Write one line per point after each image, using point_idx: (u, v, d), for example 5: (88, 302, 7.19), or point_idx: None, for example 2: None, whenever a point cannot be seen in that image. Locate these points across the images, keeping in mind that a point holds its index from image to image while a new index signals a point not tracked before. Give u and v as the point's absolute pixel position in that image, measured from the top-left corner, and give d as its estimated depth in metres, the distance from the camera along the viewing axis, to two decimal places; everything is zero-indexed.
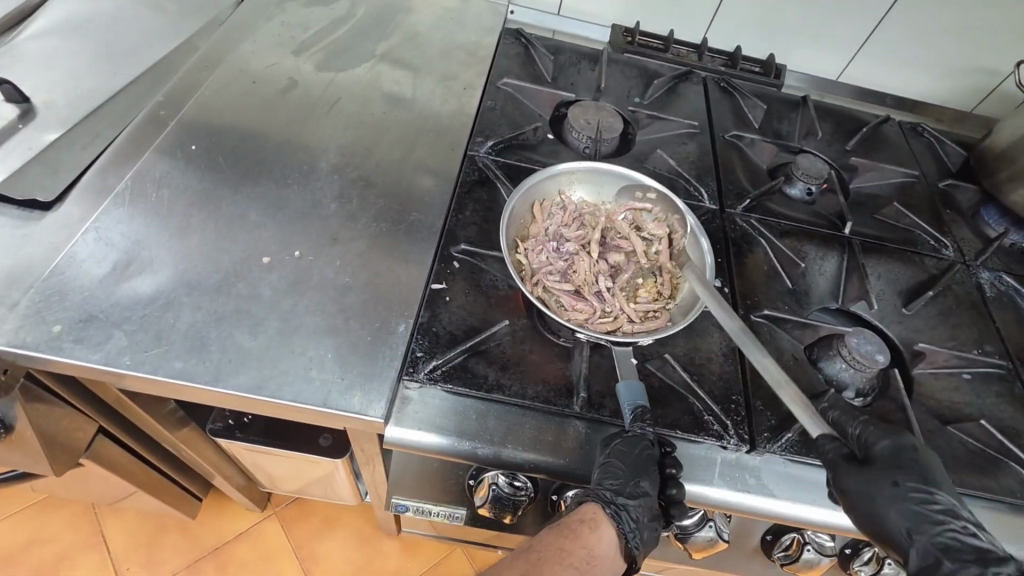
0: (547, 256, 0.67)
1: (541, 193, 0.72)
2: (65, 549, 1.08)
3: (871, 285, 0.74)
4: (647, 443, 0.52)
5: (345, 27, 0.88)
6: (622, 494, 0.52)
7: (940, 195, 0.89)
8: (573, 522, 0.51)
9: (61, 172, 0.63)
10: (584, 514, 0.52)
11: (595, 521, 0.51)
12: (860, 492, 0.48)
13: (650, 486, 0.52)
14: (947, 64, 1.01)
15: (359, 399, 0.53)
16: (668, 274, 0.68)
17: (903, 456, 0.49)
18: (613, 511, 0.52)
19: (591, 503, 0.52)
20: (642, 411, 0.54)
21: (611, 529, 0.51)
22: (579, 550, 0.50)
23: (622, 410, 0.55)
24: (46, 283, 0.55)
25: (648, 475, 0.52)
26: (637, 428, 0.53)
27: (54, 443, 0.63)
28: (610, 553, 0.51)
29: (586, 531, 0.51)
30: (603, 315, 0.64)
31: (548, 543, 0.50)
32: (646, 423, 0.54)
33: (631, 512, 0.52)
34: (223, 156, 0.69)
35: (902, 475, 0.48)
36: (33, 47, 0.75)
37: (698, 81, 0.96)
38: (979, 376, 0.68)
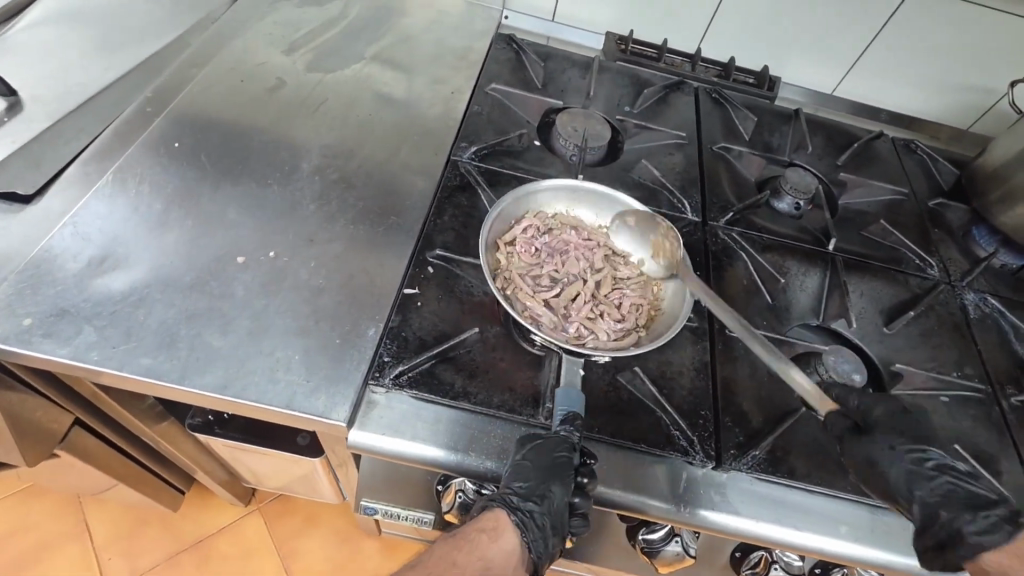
0: (525, 259, 0.67)
1: (536, 206, 0.73)
2: (47, 537, 1.09)
3: (852, 303, 0.73)
4: (567, 447, 0.52)
5: (337, 28, 0.89)
6: (530, 499, 0.51)
7: (930, 213, 0.88)
8: (475, 531, 0.50)
9: (42, 166, 0.63)
10: (486, 522, 0.51)
11: (496, 530, 0.50)
12: (874, 464, 0.52)
13: (560, 492, 0.51)
14: (944, 80, 1.00)
15: (324, 402, 0.53)
16: (648, 304, 0.68)
17: (900, 420, 0.55)
18: (517, 517, 0.50)
19: (495, 510, 0.51)
20: (576, 416, 0.53)
21: (514, 537, 0.50)
22: (473, 563, 0.48)
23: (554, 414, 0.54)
24: (21, 276, 0.55)
25: (561, 482, 0.51)
26: (564, 429, 0.53)
27: (27, 432, 0.63)
28: (511, 563, 0.49)
29: (486, 541, 0.50)
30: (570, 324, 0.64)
31: (440, 556, 0.49)
32: (576, 426, 0.53)
33: (535, 519, 0.51)
34: (206, 155, 0.69)
35: (906, 438, 0.53)
36: (27, 39, 0.75)
37: (690, 91, 0.96)
38: (957, 399, 0.67)
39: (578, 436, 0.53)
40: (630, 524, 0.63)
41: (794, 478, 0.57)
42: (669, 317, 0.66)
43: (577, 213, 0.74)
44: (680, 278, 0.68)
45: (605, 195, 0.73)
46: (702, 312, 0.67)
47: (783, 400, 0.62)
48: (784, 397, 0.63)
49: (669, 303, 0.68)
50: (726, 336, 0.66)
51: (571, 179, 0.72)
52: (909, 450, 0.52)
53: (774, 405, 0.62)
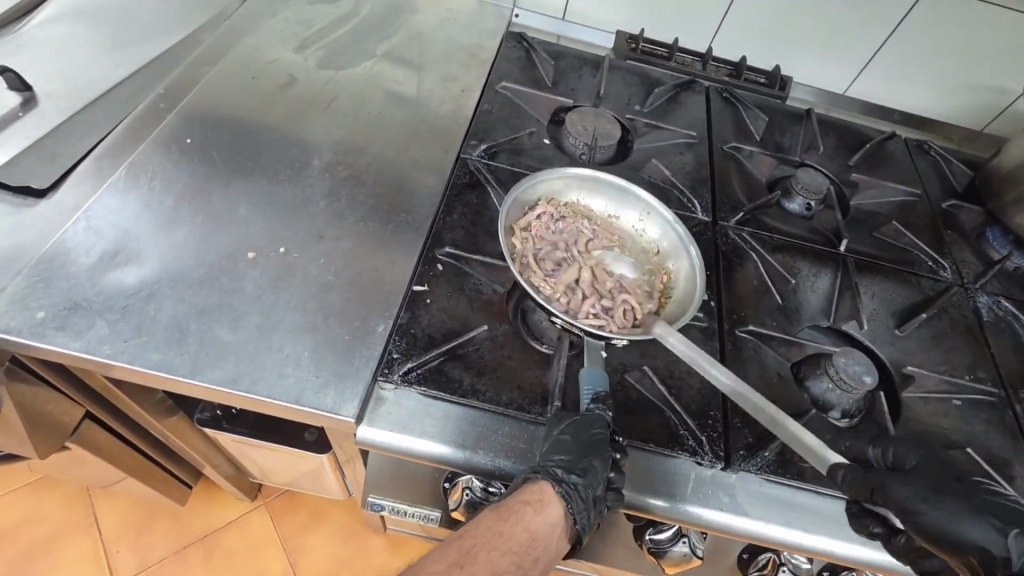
0: (540, 245, 0.67)
1: (551, 192, 0.72)
2: (57, 529, 1.10)
3: (863, 304, 0.73)
4: (602, 424, 0.52)
5: (348, 26, 0.89)
6: (574, 471, 0.49)
7: (943, 215, 0.87)
8: (520, 503, 0.46)
9: (55, 161, 0.64)
10: (530, 494, 0.47)
11: (542, 502, 0.46)
12: (915, 496, 0.47)
13: (601, 466, 0.50)
14: (958, 81, 0.99)
15: (332, 398, 0.54)
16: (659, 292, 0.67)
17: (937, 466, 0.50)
18: (563, 490, 0.48)
19: (538, 480, 0.48)
20: (603, 396, 0.54)
21: (558, 509, 0.47)
22: (520, 534, 0.44)
23: (582, 395, 0.55)
24: (35, 269, 0.56)
25: (600, 456, 0.50)
26: (596, 408, 0.53)
27: (39, 425, 0.64)
28: (556, 537, 0.46)
29: (532, 511, 0.46)
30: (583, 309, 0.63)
31: (486, 527, 0.43)
32: (606, 406, 0.54)
33: (580, 492, 0.48)
34: (217, 151, 0.69)
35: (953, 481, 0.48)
36: (42, 36, 0.76)
37: (701, 90, 0.95)
38: (969, 402, 0.66)
39: (611, 415, 0.53)
40: (637, 525, 0.63)
41: (803, 480, 0.57)
42: (683, 303, 0.65)
43: (588, 203, 0.74)
44: (694, 265, 0.67)
45: (618, 184, 0.72)
46: (712, 312, 0.67)
47: (792, 401, 0.62)
48: (793, 398, 0.62)
49: (681, 291, 0.67)
50: (735, 336, 0.65)
51: (586, 170, 0.72)
52: (947, 485, 0.48)
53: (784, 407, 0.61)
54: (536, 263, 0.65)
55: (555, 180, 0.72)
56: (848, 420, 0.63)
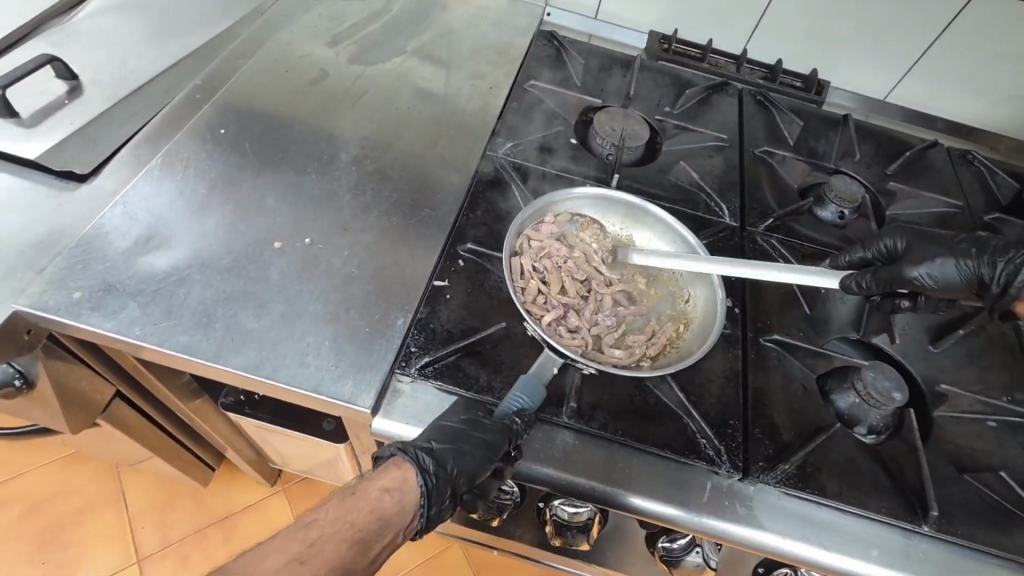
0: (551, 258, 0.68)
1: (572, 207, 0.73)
2: (86, 502, 1.14)
3: (896, 318, 0.70)
4: (504, 430, 0.51)
5: (380, 22, 0.90)
6: (441, 464, 0.48)
7: (986, 228, 0.84)
8: (375, 490, 0.45)
9: (97, 147, 0.66)
10: (391, 481, 0.47)
11: (400, 489, 0.46)
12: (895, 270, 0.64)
13: (473, 464, 0.49)
14: (1006, 89, 0.95)
15: (350, 388, 0.54)
16: (664, 339, 0.65)
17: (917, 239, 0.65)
18: (423, 480, 0.48)
19: (403, 465, 0.48)
20: (526, 410, 0.53)
21: (414, 499, 0.47)
22: (372, 522, 0.44)
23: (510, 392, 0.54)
24: (74, 250, 0.58)
25: (478, 453, 0.49)
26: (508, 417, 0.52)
27: (72, 400, 0.65)
28: (403, 529, 0.46)
29: (389, 499, 0.46)
30: (563, 330, 0.63)
31: (334, 515, 0.43)
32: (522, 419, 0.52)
33: (438, 487, 0.48)
34: (249, 142, 0.71)
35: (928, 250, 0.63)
36: (89, 25, 0.78)
37: (733, 93, 0.93)
38: (1005, 425, 0.63)
39: (524, 429, 0.51)
40: (651, 532, 0.62)
41: (825, 495, 0.55)
42: (680, 358, 0.63)
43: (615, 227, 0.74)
44: (714, 313, 0.65)
45: (649, 211, 0.72)
46: (736, 319, 0.66)
47: (816, 414, 0.60)
48: (818, 412, 0.60)
49: (687, 345, 0.64)
50: (758, 345, 0.64)
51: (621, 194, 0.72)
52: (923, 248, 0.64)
53: (808, 419, 0.60)
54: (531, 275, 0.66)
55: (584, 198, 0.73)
56: (874, 437, 0.60)
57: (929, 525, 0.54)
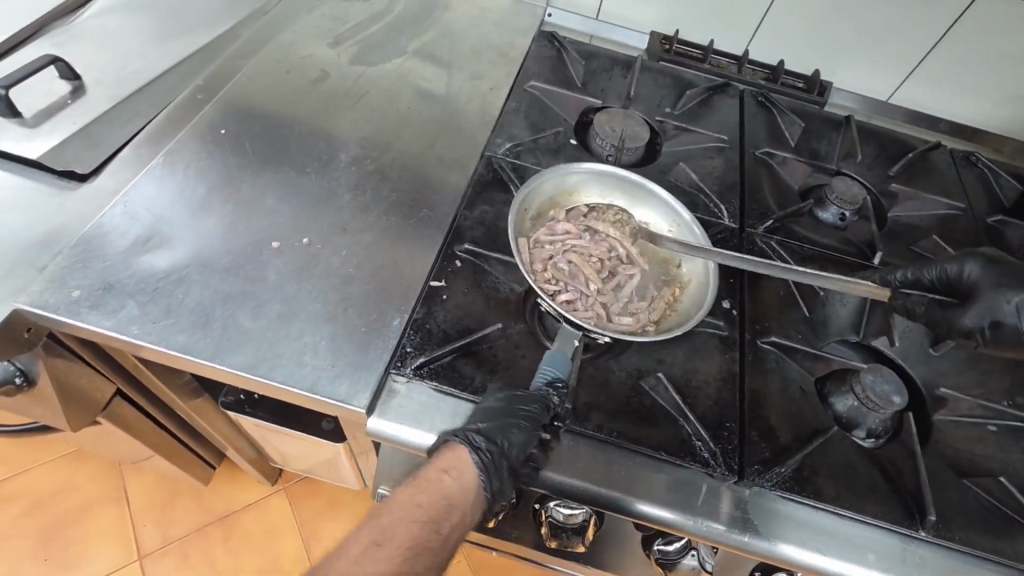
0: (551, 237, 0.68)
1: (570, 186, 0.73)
2: (89, 499, 1.15)
3: (895, 321, 0.70)
4: (541, 403, 0.53)
5: (382, 22, 0.90)
6: (492, 442, 0.50)
7: (989, 231, 0.83)
8: (434, 473, 0.48)
9: (99, 147, 0.67)
10: (445, 462, 0.50)
11: (457, 469, 0.49)
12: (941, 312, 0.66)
13: (522, 439, 0.51)
14: (1011, 91, 0.94)
15: (346, 387, 0.55)
16: (664, 303, 0.66)
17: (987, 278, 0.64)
18: (477, 458, 0.50)
19: (456, 447, 0.51)
20: (559, 381, 0.55)
21: (474, 475, 0.49)
22: (438, 501, 0.46)
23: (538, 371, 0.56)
24: (74, 249, 0.59)
25: (523, 428, 0.51)
26: (543, 389, 0.54)
27: (72, 398, 0.66)
28: (470, 502, 0.48)
29: (447, 478, 0.48)
30: (571, 306, 0.64)
31: (402, 500, 0.46)
32: (556, 391, 0.54)
33: (494, 462, 0.50)
34: (249, 142, 0.71)
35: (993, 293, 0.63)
36: (92, 25, 0.78)
37: (735, 94, 0.93)
38: (1006, 429, 0.63)
39: (558, 400, 0.54)
40: (646, 534, 0.62)
41: (820, 499, 0.55)
42: (682, 319, 0.64)
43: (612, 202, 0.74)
44: (706, 281, 0.66)
45: (643, 185, 0.72)
46: (733, 320, 0.65)
47: (814, 417, 0.60)
48: (816, 415, 0.60)
49: (686, 307, 0.66)
50: (756, 347, 0.64)
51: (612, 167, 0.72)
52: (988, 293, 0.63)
53: (805, 422, 0.59)
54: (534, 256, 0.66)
55: (580, 175, 0.72)
56: (874, 440, 0.60)
57: (925, 530, 0.54)
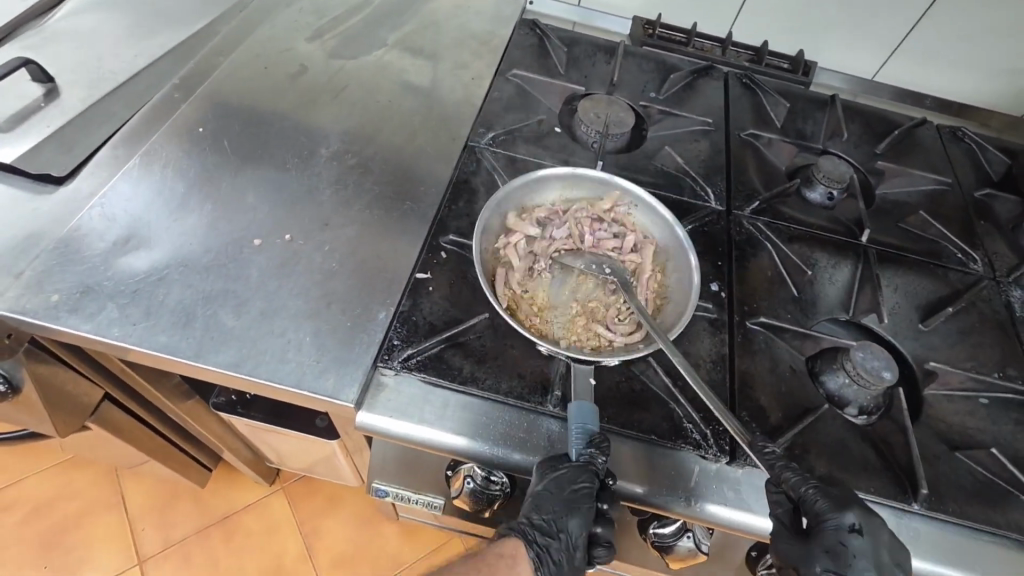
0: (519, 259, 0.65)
1: (525, 199, 0.70)
2: (87, 506, 1.15)
3: (885, 298, 0.70)
4: (589, 476, 0.50)
5: (361, 15, 0.89)
6: (547, 534, 0.53)
7: (977, 205, 0.83)
8: (495, 557, 0.53)
9: (74, 150, 0.66)
10: (507, 549, 0.53)
11: (514, 558, 0.53)
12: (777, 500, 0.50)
13: (578, 524, 0.53)
14: (994, 65, 0.94)
15: (333, 382, 0.54)
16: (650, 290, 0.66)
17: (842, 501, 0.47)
18: (534, 552, 0.53)
19: (512, 540, 0.54)
20: (594, 436, 0.51)
21: (530, 569, 0.52)
22: None
23: (571, 431, 0.52)
24: (51, 252, 0.58)
25: (578, 516, 0.52)
26: (585, 453, 0.50)
27: (59, 403, 0.65)
28: None
29: (505, 567, 0.52)
30: (558, 322, 0.63)
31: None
32: (598, 450, 0.51)
33: (552, 554, 0.53)
34: (228, 140, 0.70)
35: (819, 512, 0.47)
36: (64, 26, 0.77)
37: (719, 76, 0.92)
38: (997, 401, 0.63)
39: (602, 461, 0.50)
40: (642, 519, 0.62)
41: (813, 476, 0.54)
42: (677, 308, 0.63)
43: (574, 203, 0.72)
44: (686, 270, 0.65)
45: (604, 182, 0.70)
46: (722, 303, 0.65)
47: (804, 395, 0.60)
48: (805, 393, 0.60)
49: (676, 291, 0.65)
50: (745, 328, 0.63)
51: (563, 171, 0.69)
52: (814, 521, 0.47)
53: (796, 401, 0.59)
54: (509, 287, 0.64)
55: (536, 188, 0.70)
56: (865, 417, 0.60)
57: (920, 504, 0.54)
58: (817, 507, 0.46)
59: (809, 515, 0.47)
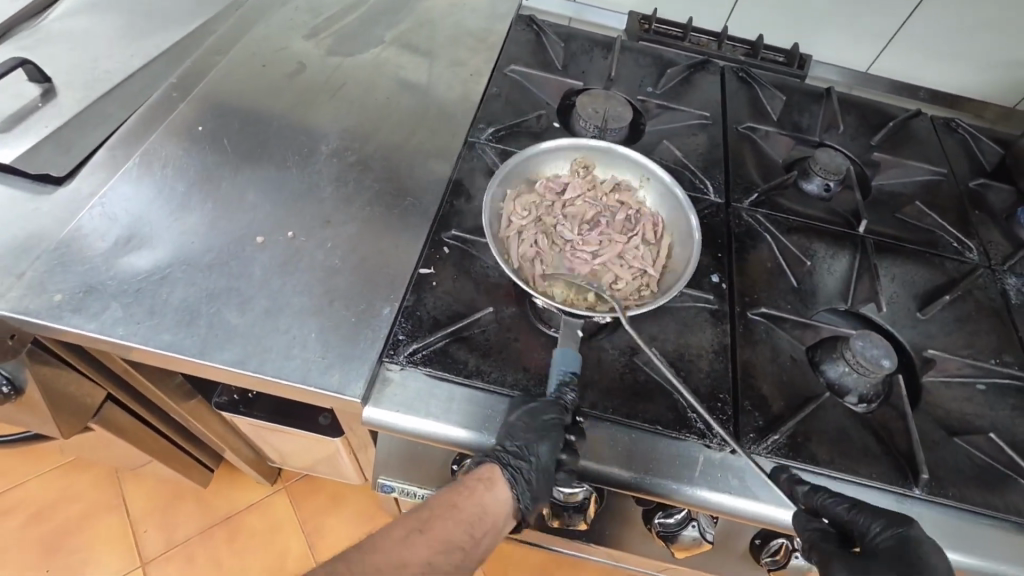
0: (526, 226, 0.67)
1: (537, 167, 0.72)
2: (87, 509, 1.14)
3: (883, 287, 0.71)
4: (557, 407, 0.52)
5: (357, 13, 0.89)
6: (519, 456, 0.51)
7: (971, 195, 0.84)
8: (470, 481, 0.51)
9: (72, 150, 0.66)
10: (482, 473, 0.52)
11: (490, 480, 0.52)
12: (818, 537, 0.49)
13: (548, 448, 0.51)
14: (986, 57, 0.95)
15: (338, 377, 0.54)
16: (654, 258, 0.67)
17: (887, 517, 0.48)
18: (510, 473, 0.52)
19: (488, 464, 0.52)
20: (570, 378, 0.54)
21: (505, 490, 0.52)
22: (472, 506, 0.50)
23: (551, 375, 0.55)
24: (53, 252, 0.58)
25: (550, 441, 0.51)
26: (558, 391, 0.53)
27: (62, 404, 0.65)
28: (504, 513, 0.51)
29: (482, 489, 0.51)
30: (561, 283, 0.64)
31: (441, 501, 0.50)
32: (570, 389, 0.54)
33: (525, 474, 0.52)
34: (227, 139, 0.70)
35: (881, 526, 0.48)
36: (59, 27, 0.77)
37: (715, 70, 0.92)
38: (995, 387, 0.64)
39: (573, 398, 0.53)
40: (647, 509, 0.63)
41: (815, 464, 0.55)
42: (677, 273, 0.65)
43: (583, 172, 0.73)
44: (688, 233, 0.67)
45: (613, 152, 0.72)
46: (723, 294, 0.66)
47: (805, 384, 0.61)
48: (806, 381, 0.61)
49: (677, 256, 0.67)
50: (745, 318, 0.64)
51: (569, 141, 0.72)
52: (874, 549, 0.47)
53: (797, 390, 0.60)
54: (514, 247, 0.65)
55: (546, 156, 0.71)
56: (865, 405, 0.61)
57: (920, 488, 0.55)
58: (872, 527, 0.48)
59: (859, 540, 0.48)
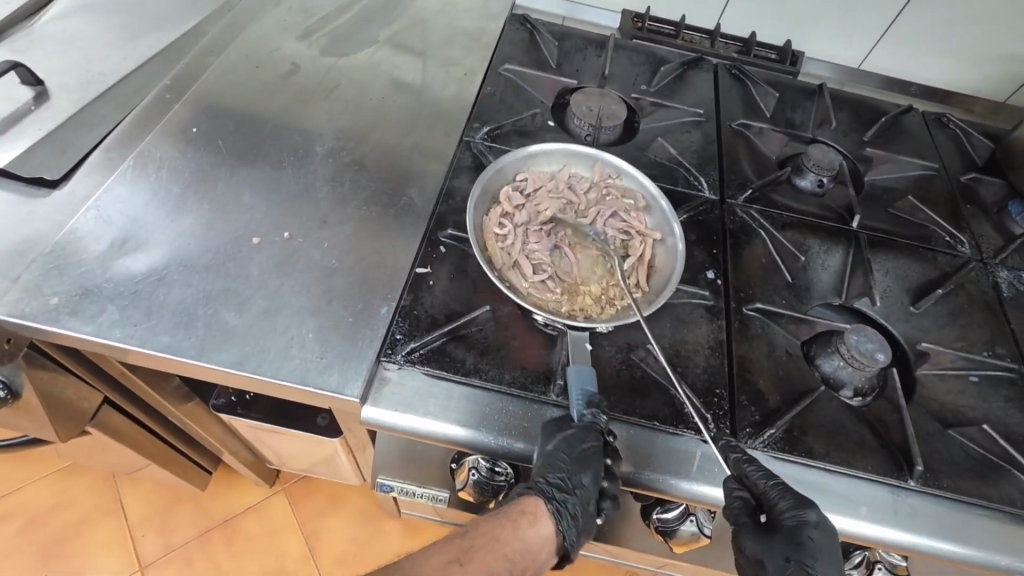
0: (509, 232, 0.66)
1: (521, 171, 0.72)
2: (85, 514, 1.14)
3: (877, 281, 0.71)
4: (595, 434, 0.52)
5: (351, 13, 0.89)
6: (564, 490, 0.53)
7: (963, 189, 0.85)
8: (515, 515, 0.52)
9: (66, 152, 0.65)
10: (526, 507, 0.53)
11: (535, 516, 0.53)
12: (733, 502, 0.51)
13: (591, 479, 0.53)
14: (976, 52, 0.96)
15: (337, 377, 0.54)
16: (646, 267, 0.67)
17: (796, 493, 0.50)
18: (554, 506, 0.53)
19: (532, 498, 0.54)
20: (593, 398, 0.53)
21: (550, 525, 0.53)
22: (515, 541, 0.51)
23: (570, 396, 0.54)
24: (48, 256, 0.58)
25: (591, 471, 0.53)
26: (587, 414, 0.52)
27: (60, 408, 0.65)
28: (546, 549, 0.52)
29: (525, 524, 0.52)
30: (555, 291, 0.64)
31: (485, 533, 0.50)
32: (598, 409, 0.52)
33: (570, 508, 0.53)
34: (222, 140, 0.70)
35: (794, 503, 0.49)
36: (51, 29, 0.76)
37: (709, 67, 0.93)
38: (988, 379, 0.65)
39: (604, 419, 0.52)
40: (645, 504, 0.63)
41: (812, 457, 0.56)
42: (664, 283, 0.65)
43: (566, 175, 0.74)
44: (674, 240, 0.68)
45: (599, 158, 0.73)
46: (718, 290, 0.66)
47: (800, 378, 0.61)
48: (801, 376, 0.62)
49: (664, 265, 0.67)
50: (741, 314, 0.64)
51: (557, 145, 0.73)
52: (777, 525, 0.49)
53: (793, 384, 0.61)
54: (505, 254, 0.65)
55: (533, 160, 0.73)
56: (861, 399, 0.61)
57: (915, 480, 0.55)
58: (779, 505, 0.49)
59: (769, 511, 0.50)
